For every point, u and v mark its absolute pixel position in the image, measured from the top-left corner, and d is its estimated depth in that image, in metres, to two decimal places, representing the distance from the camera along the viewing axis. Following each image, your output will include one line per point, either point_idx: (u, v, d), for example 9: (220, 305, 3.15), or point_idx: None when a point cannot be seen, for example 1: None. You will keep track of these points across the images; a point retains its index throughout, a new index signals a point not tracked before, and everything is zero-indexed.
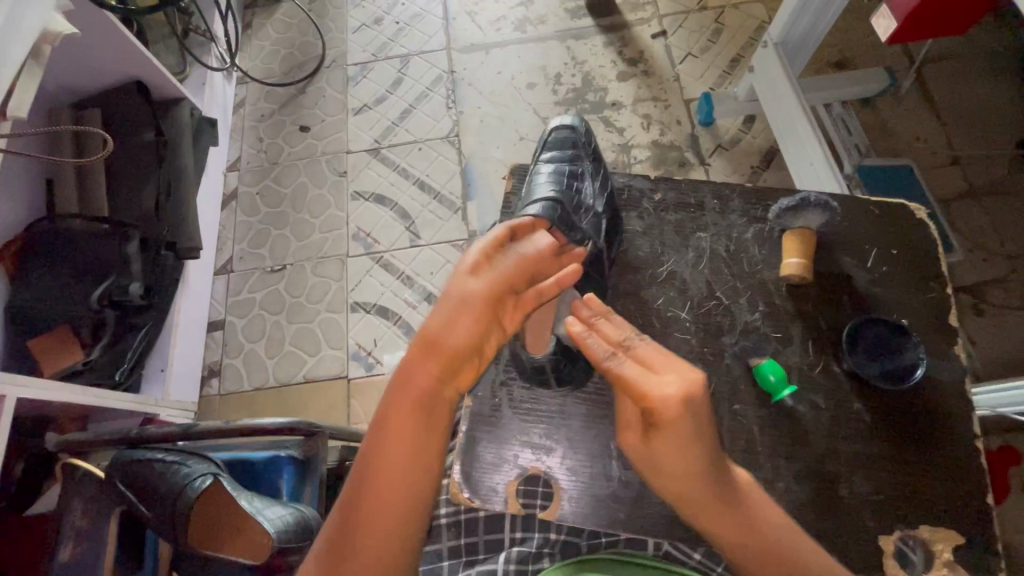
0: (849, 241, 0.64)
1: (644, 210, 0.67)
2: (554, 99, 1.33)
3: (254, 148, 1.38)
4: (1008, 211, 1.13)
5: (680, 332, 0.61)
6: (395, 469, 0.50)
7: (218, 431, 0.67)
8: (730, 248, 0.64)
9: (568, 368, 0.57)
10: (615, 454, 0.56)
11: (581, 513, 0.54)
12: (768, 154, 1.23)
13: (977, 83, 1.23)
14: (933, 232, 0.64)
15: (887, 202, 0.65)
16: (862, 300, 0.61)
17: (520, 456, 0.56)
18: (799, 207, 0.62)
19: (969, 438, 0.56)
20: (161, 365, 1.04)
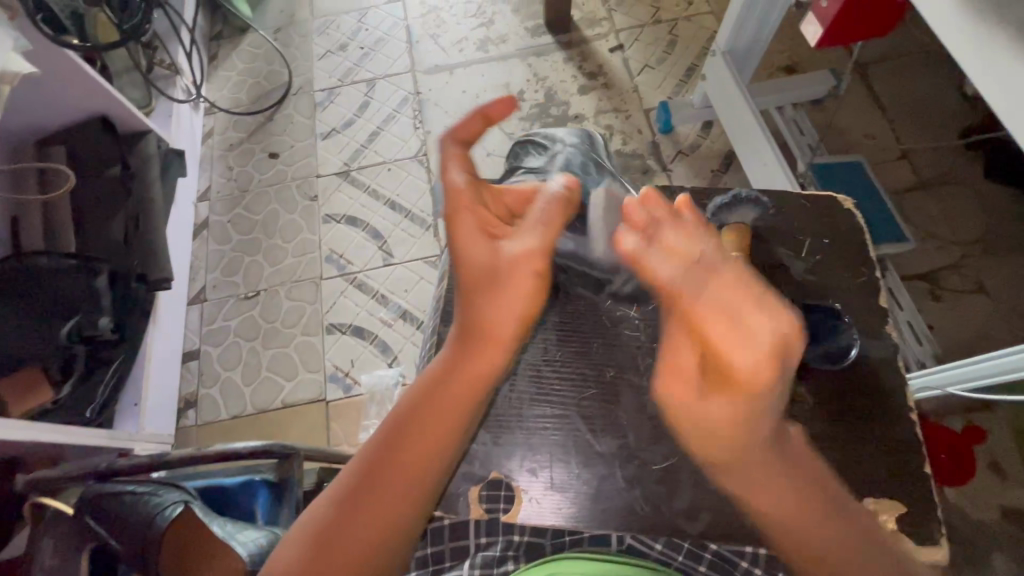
0: (783, 234, 0.67)
1: None
2: (518, 115, 1.37)
3: (224, 176, 1.38)
4: (955, 199, 1.18)
5: (635, 331, 0.63)
6: (439, 434, 0.53)
7: (189, 459, 0.66)
8: None
9: (521, 375, 0.59)
10: (574, 453, 0.58)
11: (542, 513, 0.56)
12: (727, 157, 1.28)
13: (917, 79, 1.30)
14: (860, 221, 0.67)
15: (816, 196, 0.69)
16: (804, 290, 0.64)
17: (482, 462, 0.57)
18: (730, 205, 0.65)
19: (904, 412, 0.59)
20: (135, 399, 1.03)
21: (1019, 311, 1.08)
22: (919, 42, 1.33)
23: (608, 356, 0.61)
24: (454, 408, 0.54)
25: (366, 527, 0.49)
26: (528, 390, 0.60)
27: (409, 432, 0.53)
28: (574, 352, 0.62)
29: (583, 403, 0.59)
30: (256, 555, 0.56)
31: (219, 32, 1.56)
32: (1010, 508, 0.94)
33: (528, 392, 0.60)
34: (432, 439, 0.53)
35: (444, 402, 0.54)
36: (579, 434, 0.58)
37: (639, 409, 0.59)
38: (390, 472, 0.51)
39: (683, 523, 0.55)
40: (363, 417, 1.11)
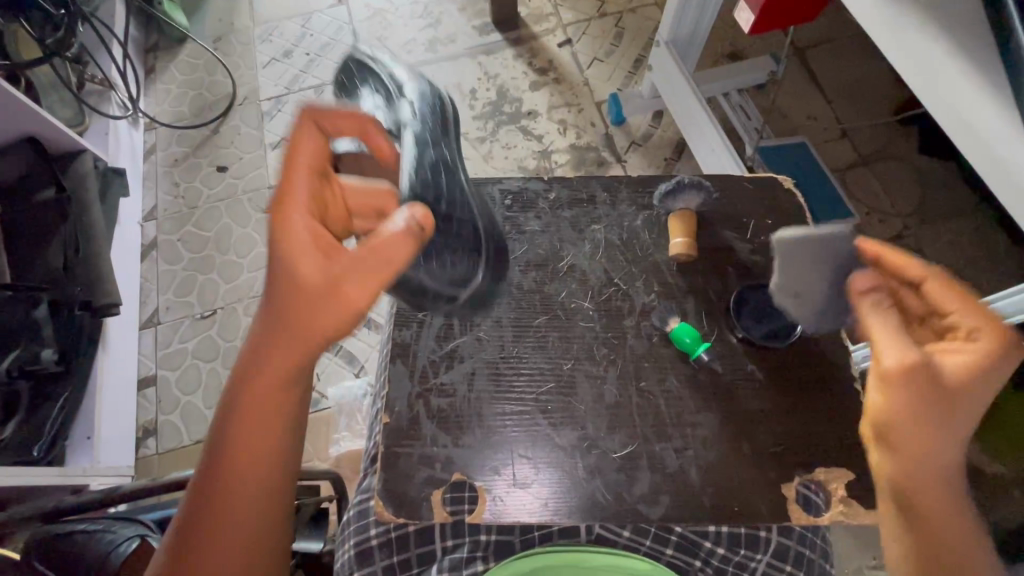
0: (729, 216, 0.68)
1: (541, 210, 0.69)
2: (471, 113, 1.36)
3: (170, 194, 1.33)
4: (893, 173, 1.24)
5: (585, 321, 0.63)
6: (266, 429, 0.50)
7: (144, 489, 0.64)
8: (623, 236, 0.68)
9: (476, 381, 0.60)
10: (533, 451, 0.57)
11: (508, 511, 0.55)
12: (678, 145, 1.30)
13: (851, 61, 1.35)
14: (799, 199, 0.70)
15: (757, 177, 0.71)
16: (747, 269, 0.65)
17: (445, 466, 0.57)
18: (674, 191, 0.67)
19: (850, 379, 0.60)
20: (87, 432, 0.98)
21: (959, 276, 1.14)
22: (851, 25, 1.39)
23: (560, 349, 0.62)
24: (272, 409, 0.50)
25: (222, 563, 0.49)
26: (485, 389, 0.60)
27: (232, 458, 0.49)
28: (528, 347, 0.62)
29: (542, 398, 0.59)
30: None
31: (155, 44, 1.50)
32: None
33: (485, 392, 0.60)
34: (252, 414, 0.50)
35: (258, 415, 0.50)
36: (538, 428, 0.58)
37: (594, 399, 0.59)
38: (217, 500, 0.49)
39: (644, 507, 0.55)
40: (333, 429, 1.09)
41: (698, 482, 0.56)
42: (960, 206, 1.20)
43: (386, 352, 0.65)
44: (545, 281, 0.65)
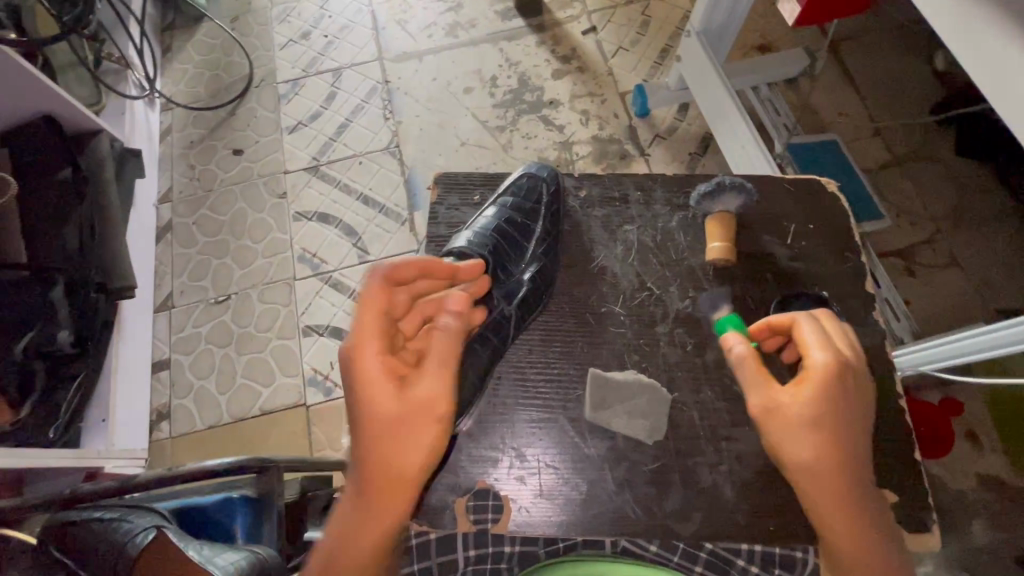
0: (768, 220, 0.66)
1: (572, 210, 0.68)
2: (492, 102, 1.33)
3: (185, 176, 1.32)
4: (929, 175, 1.20)
5: (616, 326, 0.61)
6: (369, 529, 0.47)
7: (160, 479, 0.63)
8: (657, 238, 0.65)
9: (504, 390, 0.58)
10: (561, 463, 0.56)
11: (533, 521, 0.54)
12: (704, 139, 1.26)
13: (888, 56, 1.30)
14: (844, 204, 0.67)
15: (799, 178, 0.68)
16: (785, 275, 0.63)
17: (470, 472, 0.56)
18: (714, 193, 0.64)
19: (889, 395, 0.59)
20: (102, 414, 0.97)
21: (991, 284, 1.10)
22: (889, 19, 1.33)
23: (588, 356, 0.60)
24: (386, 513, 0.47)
25: None
26: (514, 397, 0.58)
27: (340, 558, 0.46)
28: (557, 352, 0.60)
29: (570, 406, 0.58)
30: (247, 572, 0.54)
31: (172, 23, 1.48)
32: (987, 476, 0.96)
33: (508, 400, 0.58)
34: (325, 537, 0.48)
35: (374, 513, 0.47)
36: (566, 437, 0.57)
37: (627, 409, 0.57)
38: None
39: (673, 523, 0.54)
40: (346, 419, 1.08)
41: (730, 499, 0.54)
42: (996, 211, 1.16)
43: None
44: (575, 285, 0.63)
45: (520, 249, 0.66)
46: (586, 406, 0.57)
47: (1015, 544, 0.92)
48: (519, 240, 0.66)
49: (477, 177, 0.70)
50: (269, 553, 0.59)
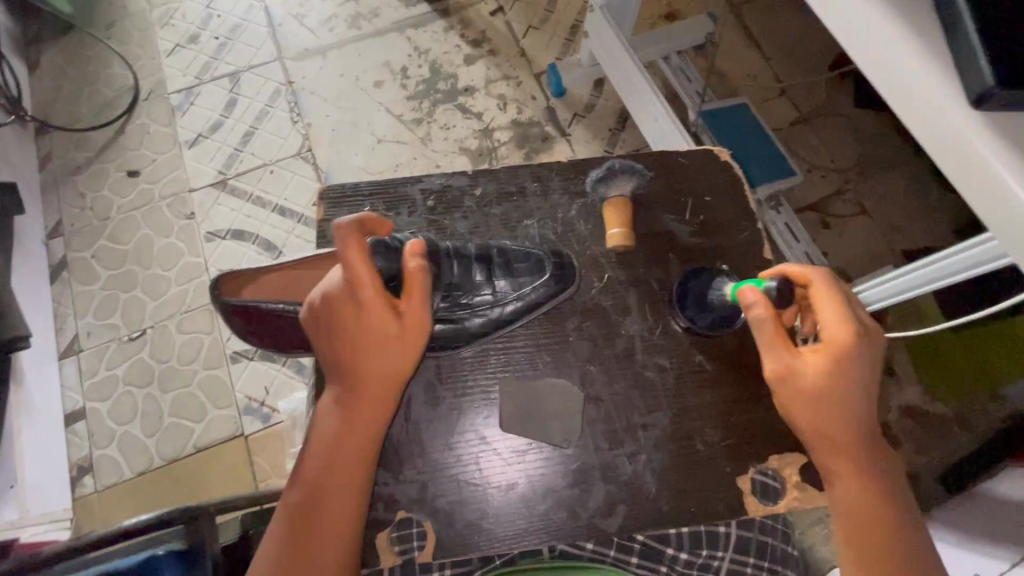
0: (665, 198, 0.66)
1: (467, 210, 0.64)
2: (405, 94, 1.28)
3: (76, 206, 1.20)
4: (833, 128, 1.25)
5: (524, 326, 0.60)
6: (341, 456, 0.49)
7: (68, 549, 0.58)
8: (559, 230, 0.64)
9: (416, 409, 0.56)
10: (483, 476, 0.55)
11: (465, 542, 0.53)
12: (621, 114, 1.27)
13: (785, 18, 1.34)
14: (737, 172, 0.68)
15: (693, 151, 0.68)
16: (687, 252, 0.63)
17: (390, 501, 0.54)
18: (606, 178, 0.64)
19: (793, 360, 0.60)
20: (8, 480, 0.92)
21: (895, 227, 1.17)
22: None
23: (499, 364, 0.59)
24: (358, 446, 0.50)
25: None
26: (426, 417, 0.56)
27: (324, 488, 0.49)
28: (467, 364, 0.59)
29: (484, 418, 0.57)
30: None
31: (37, 35, 1.33)
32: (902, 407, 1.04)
33: (429, 423, 0.56)
34: (335, 492, 0.48)
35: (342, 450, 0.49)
36: (486, 448, 0.56)
37: (542, 414, 0.56)
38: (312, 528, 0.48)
39: (599, 520, 0.54)
40: (288, 444, 1.03)
41: (652, 484, 0.55)
42: (893, 158, 1.22)
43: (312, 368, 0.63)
44: (453, 336, 0.58)
45: (466, 295, 0.59)
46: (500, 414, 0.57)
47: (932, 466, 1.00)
48: (474, 284, 0.59)
49: (366, 187, 0.65)
50: None
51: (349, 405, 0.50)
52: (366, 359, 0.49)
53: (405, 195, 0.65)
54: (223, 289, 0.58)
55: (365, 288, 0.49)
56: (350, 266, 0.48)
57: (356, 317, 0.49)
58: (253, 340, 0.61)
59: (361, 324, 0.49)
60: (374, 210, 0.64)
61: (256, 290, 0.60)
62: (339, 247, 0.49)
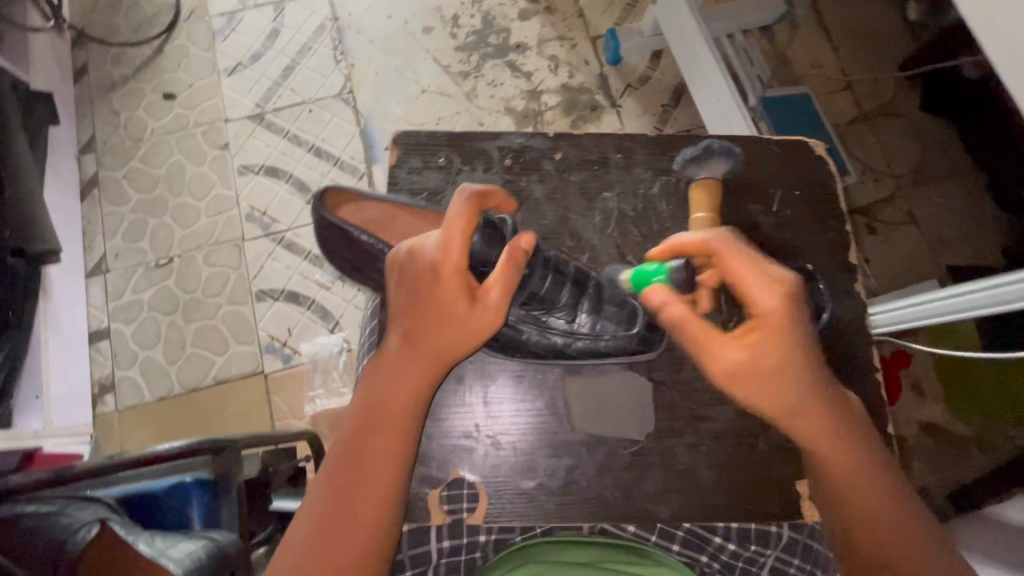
0: (753, 187, 0.64)
1: (546, 173, 0.63)
2: (453, 44, 1.23)
3: (109, 124, 1.17)
4: (893, 131, 1.20)
5: (593, 308, 0.58)
6: (387, 412, 0.49)
7: (101, 467, 0.58)
8: (638, 208, 0.63)
9: (477, 381, 0.58)
10: (540, 447, 0.56)
11: (513, 506, 0.55)
12: (677, 91, 1.21)
13: (862, 6, 1.27)
14: (831, 166, 0.65)
15: (789, 138, 0.65)
16: (769, 249, 0.62)
17: (444, 462, 0.56)
18: (702, 157, 0.60)
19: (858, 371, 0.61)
20: (35, 391, 0.94)
21: (944, 240, 1.14)
22: None
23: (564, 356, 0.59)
24: (404, 404, 0.49)
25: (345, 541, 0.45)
26: (488, 387, 0.58)
27: (363, 441, 0.48)
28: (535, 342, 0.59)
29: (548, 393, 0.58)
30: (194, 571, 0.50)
31: None
32: (925, 422, 1.04)
33: (478, 385, 0.57)
34: (380, 455, 0.48)
35: (388, 408, 0.49)
36: (546, 422, 0.57)
37: (608, 399, 0.58)
38: (354, 479, 0.47)
39: (652, 506, 0.56)
40: (307, 387, 1.04)
41: (702, 476, 0.56)
42: (953, 168, 1.17)
43: (374, 306, 0.63)
44: (511, 342, 0.57)
45: (545, 313, 0.58)
46: (567, 391, 0.58)
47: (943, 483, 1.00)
48: (557, 306, 0.57)
49: (442, 136, 0.64)
50: (229, 536, 0.57)
51: (402, 371, 0.50)
52: (431, 328, 0.50)
53: (481, 150, 0.63)
54: (326, 199, 0.60)
55: (447, 261, 0.49)
56: (446, 233, 0.49)
57: (434, 287, 0.50)
58: (327, 255, 0.61)
59: (434, 298, 0.50)
60: (449, 161, 0.63)
61: (352, 211, 0.60)
62: (449, 213, 0.50)
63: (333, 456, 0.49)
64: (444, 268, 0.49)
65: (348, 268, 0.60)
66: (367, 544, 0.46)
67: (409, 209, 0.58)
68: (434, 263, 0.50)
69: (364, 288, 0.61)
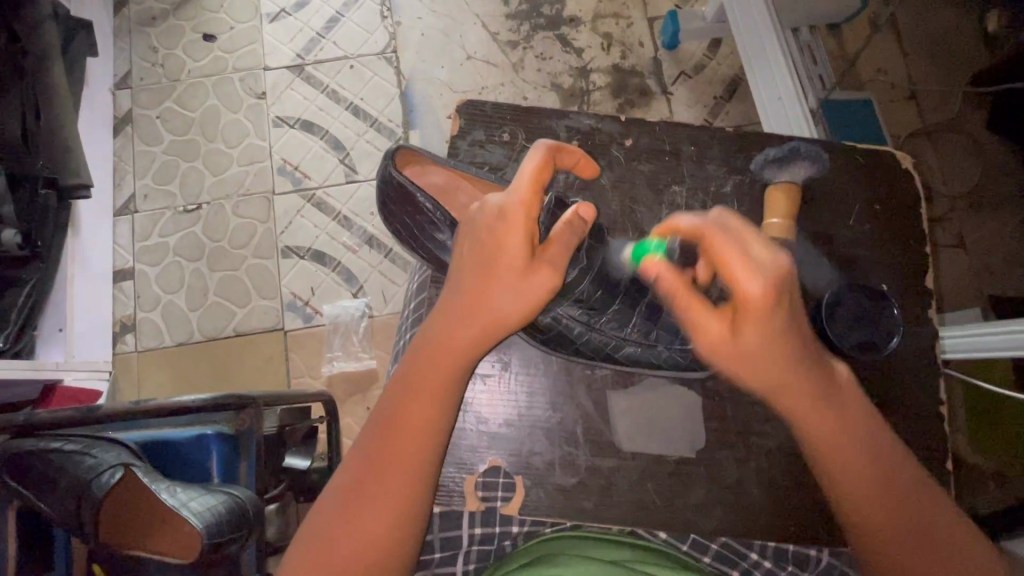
0: (832, 199, 0.66)
1: (615, 160, 0.65)
2: (504, 11, 1.17)
3: (146, 60, 1.15)
4: (954, 148, 1.14)
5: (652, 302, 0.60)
6: (429, 378, 0.48)
7: (127, 412, 0.58)
8: (708, 204, 0.65)
9: (526, 373, 0.60)
10: (582, 444, 0.59)
11: (551, 501, 0.57)
12: (732, 83, 1.16)
13: (940, 12, 1.20)
14: (910, 184, 0.68)
15: (870, 151, 0.68)
16: (840, 260, 0.65)
17: (483, 449, 0.58)
18: (782, 162, 0.63)
19: (898, 396, 0.63)
20: (58, 323, 0.92)
21: (991, 268, 1.09)
22: None
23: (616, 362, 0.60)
24: (447, 373, 0.49)
25: (378, 501, 0.46)
26: (536, 382, 0.60)
27: (403, 403, 0.48)
28: None
29: (595, 396, 0.60)
30: (213, 525, 0.50)
31: None
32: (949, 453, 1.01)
33: (524, 373, 0.60)
34: (419, 418, 0.48)
35: (430, 374, 0.49)
36: (589, 422, 0.59)
37: (658, 408, 0.60)
38: (392, 441, 0.47)
39: (696, 516, 0.58)
40: (326, 348, 1.04)
41: (731, 475, 0.59)
42: (1012, 194, 1.12)
43: (424, 279, 0.64)
44: (559, 338, 0.59)
45: (598, 314, 0.59)
46: (614, 394, 0.60)
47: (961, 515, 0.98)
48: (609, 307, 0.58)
49: (507, 111, 0.65)
50: (249, 493, 0.57)
51: (452, 329, 0.49)
52: (486, 284, 0.48)
53: (548, 128, 0.65)
54: (394, 159, 0.61)
55: (513, 206, 0.47)
56: (514, 183, 0.48)
57: (496, 238, 0.48)
58: (385, 215, 0.63)
59: (499, 247, 0.48)
60: (514, 137, 0.65)
61: (419, 174, 0.61)
62: (522, 165, 0.50)
63: (377, 413, 0.49)
64: (512, 217, 0.47)
65: (405, 230, 0.61)
66: (402, 506, 0.46)
67: (476, 180, 0.60)
68: (502, 211, 0.48)
69: (416, 253, 0.61)
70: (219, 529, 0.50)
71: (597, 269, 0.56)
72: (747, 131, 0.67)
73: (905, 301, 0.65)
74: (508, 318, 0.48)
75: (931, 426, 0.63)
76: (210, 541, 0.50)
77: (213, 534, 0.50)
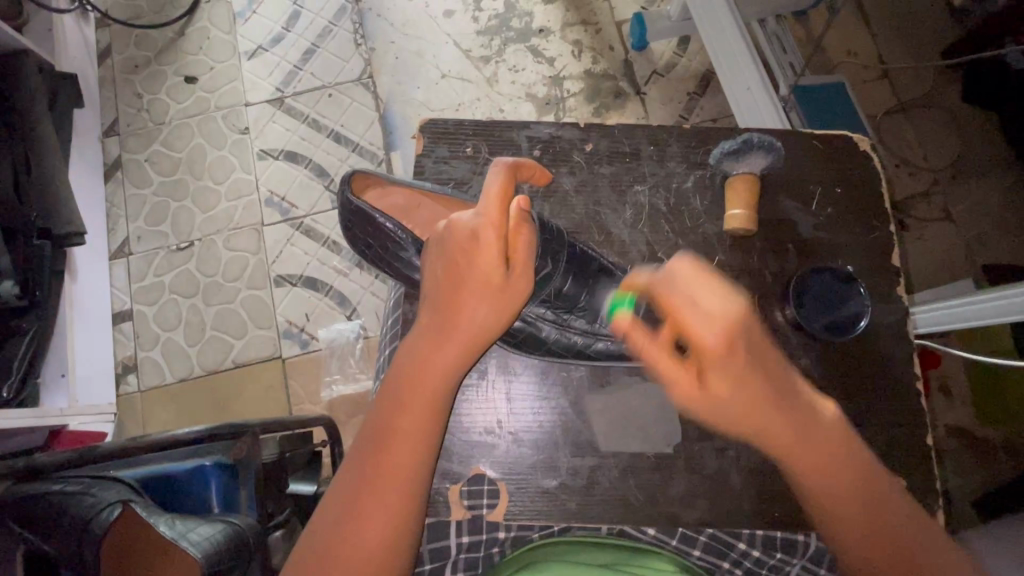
0: (794, 186, 0.67)
1: (576, 165, 0.67)
2: (474, 28, 1.20)
3: (132, 106, 1.18)
4: (933, 123, 1.15)
5: None
6: (415, 397, 0.49)
7: (121, 450, 0.59)
8: (671, 202, 0.66)
9: (511, 383, 0.61)
10: (565, 446, 0.60)
11: (536, 504, 0.58)
12: (704, 77, 1.18)
13: None
14: (873, 166, 0.68)
15: (825, 135, 0.69)
16: (807, 244, 0.65)
17: (469, 457, 0.59)
18: (739, 152, 0.63)
19: (878, 375, 0.64)
20: (60, 369, 0.93)
21: (980, 239, 1.09)
22: None
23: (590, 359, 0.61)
24: (434, 391, 0.49)
25: (372, 524, 0.46)
26: (516, 389, 0.61)
27: (391, 425, 0.49)
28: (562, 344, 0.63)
29: (574, 399, 0.61)
30: (213, 554, 0.51)
31: None
32: (952, 428, 0.99)
33: (502, 380, 0.61)
34: (410, 435, 0.48)
35: (416, 394, 0.49)
36: (570, 424, 0.60)
37: (634, 403, 0.61)
38: (382, 464, 0.48)
39: (679, 509, 0.59)
40: (323, 373, 1.05)
41: (712, 467, 0.60)
42: (993, 163, 1.12)
43: (398, 296, 0.65)
44: (530, 340, 0.61)
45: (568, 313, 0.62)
46: (591, 392, 0.61)
47: (969, 487, 0.96)
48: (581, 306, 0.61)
49: (469, 126, 0.67)
50: (248, 520, 0.58)
51: (432, 349, 0.50)
52: (461, 302, 0.50)
53: (510, 140, 0.67)
54: (351, 183, 0.61)
55: (486, 229, 0.49)
56: (483, 202, 0.49)
57: (471, 259, 0.50)
58: (351, 237, 0.64)
59: (471, 268, 0.50)
60: (477, 151, 0.66)
61: (379, 195, 0.62)
62: (487, 183, 0.50)
63: (365, 435, 0.50)
64: (484, 240, 0.49)
65: (371, 251, 0.62)
66: (399, 525, 0.47)
67: (435, 195, 0.61)
68: (474, 233, 0.49)
69: (389, 273, 0.63)
70: (220, 558, 0.51)
71: (563, 268, 0.59)
72: (703, 127, 0.68)
73: (874, 278, 0.66)
74: (484, 332, 0.50)
75: (913, 402, 0.63)
76: (210, 570, 0.50)
77: (213, 562, 0.50)
